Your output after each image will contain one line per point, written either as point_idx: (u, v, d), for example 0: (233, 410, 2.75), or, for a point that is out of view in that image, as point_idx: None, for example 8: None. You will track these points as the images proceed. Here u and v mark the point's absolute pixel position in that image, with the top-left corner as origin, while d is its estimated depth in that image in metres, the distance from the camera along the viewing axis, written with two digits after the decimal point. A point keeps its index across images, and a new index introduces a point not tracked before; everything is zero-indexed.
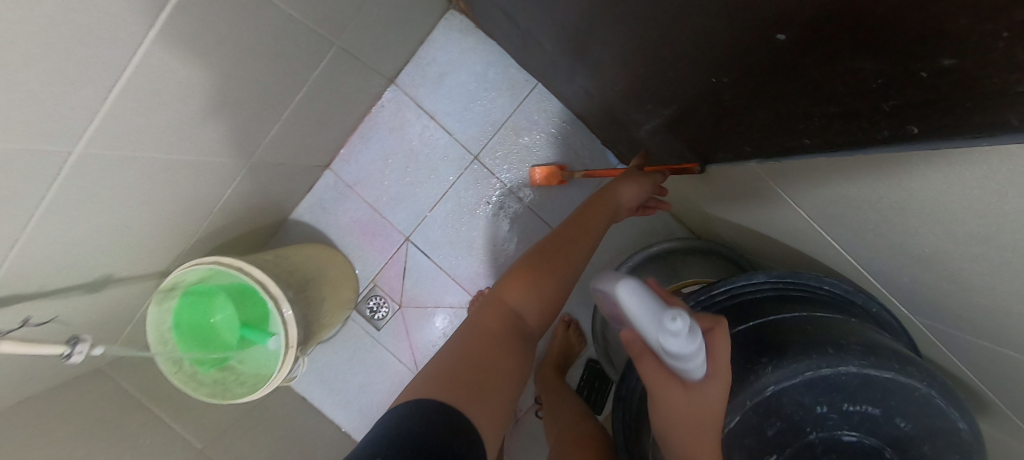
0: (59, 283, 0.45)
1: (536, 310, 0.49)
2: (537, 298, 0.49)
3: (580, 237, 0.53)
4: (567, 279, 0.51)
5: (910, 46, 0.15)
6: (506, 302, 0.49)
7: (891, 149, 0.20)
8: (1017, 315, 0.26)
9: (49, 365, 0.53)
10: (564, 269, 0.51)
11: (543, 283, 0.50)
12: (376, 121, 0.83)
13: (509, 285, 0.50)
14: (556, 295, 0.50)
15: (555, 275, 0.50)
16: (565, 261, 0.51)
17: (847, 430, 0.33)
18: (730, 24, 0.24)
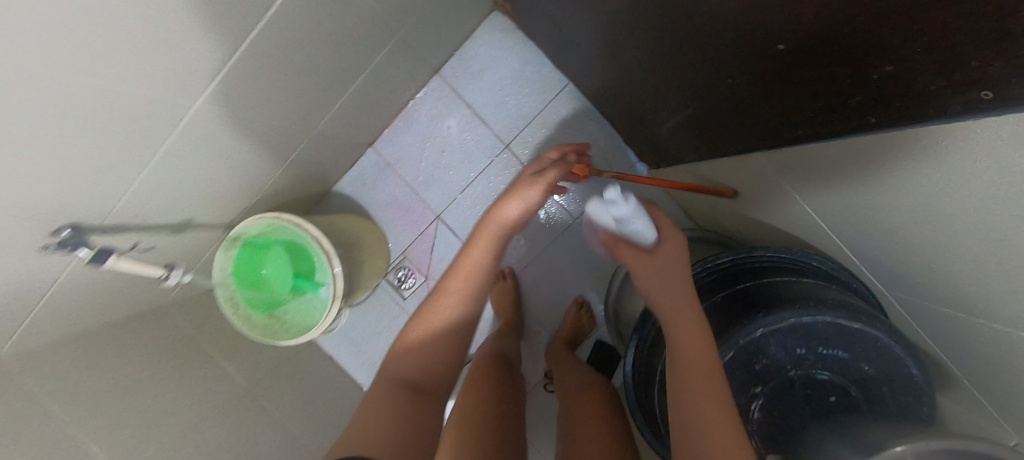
0: (153, 214, 0.54)
1: (446, 353, 0.55)
2: (444, 340, 0.55)
3: (466, 273, 0.59)
4: (461, 310, 0.57)
5: (877, 53, 0.21)
6: (416, 353, 0.53)
7: (855, 137, 0.27)
8: (950, 281, 0.33)
9: (121, 290, 0.63)
10: (461, 303, 0.57)
11: (442, 325, 0.56)
12: (419, 107, 0.91)
13: (414, 334, 0.55)
14: (462, 326, 0.57)
15: (449, 317, 0.56)
16: (455, 297, 0.57)
17: (821, 370, 0.39)
18: (754, 30, 0.30)
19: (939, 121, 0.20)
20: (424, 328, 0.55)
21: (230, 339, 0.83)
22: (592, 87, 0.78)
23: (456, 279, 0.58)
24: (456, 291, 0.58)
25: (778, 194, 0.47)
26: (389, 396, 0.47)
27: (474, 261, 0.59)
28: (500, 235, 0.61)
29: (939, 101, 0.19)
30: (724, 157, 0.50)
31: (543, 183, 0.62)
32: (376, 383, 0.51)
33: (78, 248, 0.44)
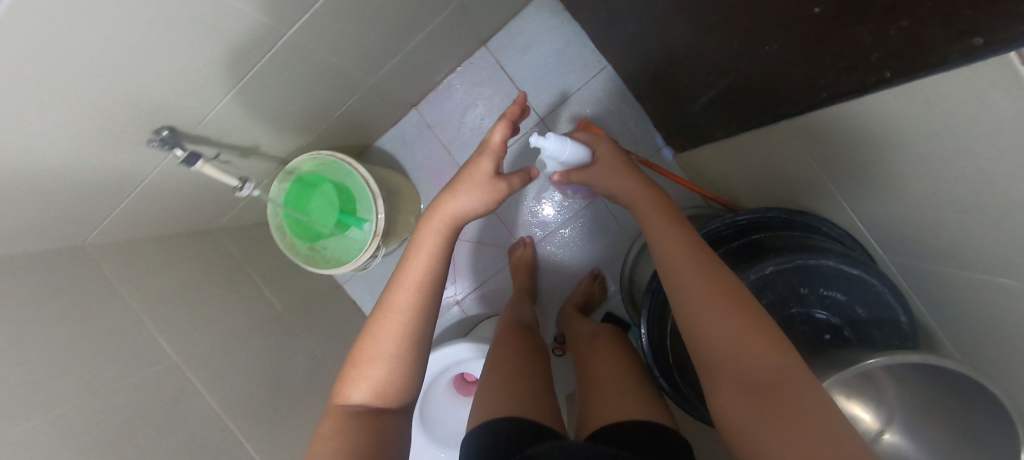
0: (232, 135, 0.61)
1: (401, 375, 0.51)
2: (396, 362, 0.50)
3: (409, 290, 0.52)
4: (410, 326, 0.51)
5: (892, 13, 0.25)
6: (371, 377, 0.50)
7: (873, 91, 0.31)
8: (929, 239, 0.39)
9: (186, 205, 0.71)
10: (410, 316, 0.51)
11: (391, 345, 0.50)
12: (464, 76, 0.99)
13: (363, 352, 0.51)
14: (418, 341, 0.52)
15: (397, 333, 0.51)
16: (400, 315, 0.51)
17: (819, 309, 0.46)
18: (781, 1, 0.34)
19: (944, 68, 0.25)
20: (373, 350, 0.50)
21: (269, 267, 0.93)
22: (628, 70, 0.84)
23: (399, 296, 0.52)
24: (399, 310, 0.51)
25: (788, 167, 0.53)
26: (345, 434, 0.45)
27: (418, 270, 0.53)
28: (443, 236, 0.56)
29: (944, 52, 0.24)
30: (750, 128, 0.54)
31: (494, 189, 0.56)
32: (329, 415, 0.48)
33: (174, 148, 0.52)
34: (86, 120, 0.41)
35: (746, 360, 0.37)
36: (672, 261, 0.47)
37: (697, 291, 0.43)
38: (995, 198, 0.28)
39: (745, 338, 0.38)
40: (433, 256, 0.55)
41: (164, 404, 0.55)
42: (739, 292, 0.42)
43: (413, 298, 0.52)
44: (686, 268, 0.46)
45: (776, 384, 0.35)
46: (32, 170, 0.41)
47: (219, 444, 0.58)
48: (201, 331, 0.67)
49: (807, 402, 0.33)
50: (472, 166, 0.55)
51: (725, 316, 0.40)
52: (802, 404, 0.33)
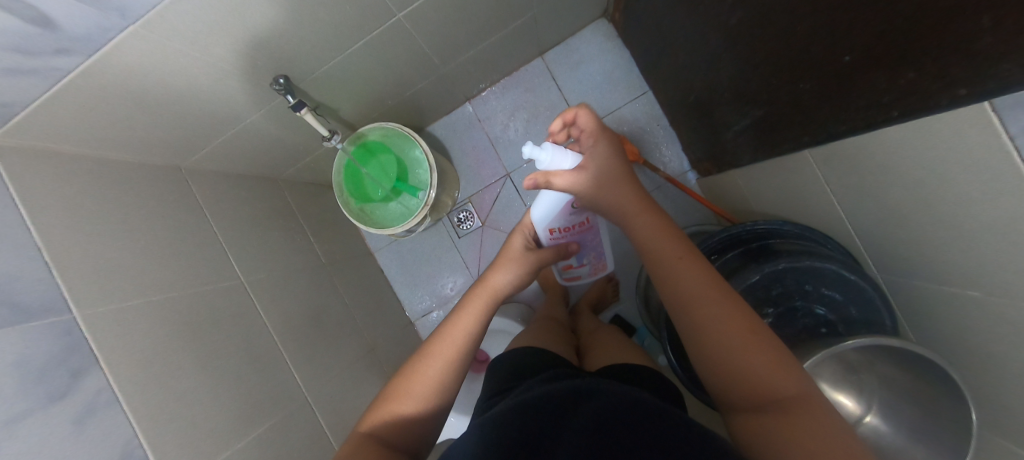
0: (328, 94, 0.71)
1: (431, 421, 0.46)
2: (430, 408, 0.46)
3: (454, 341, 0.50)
4: (447, 374, 0.48)
5: (905, 65, 0.33)
6: (399, 414, 0.45)
7: (883, 126, 0.39)
8: (909, 261, 0.47)
9: (267, 154, 0.82)
10: (449, 366, 0.48)
11: (430, 389, 0.46)
12: (518, 80, 1.09)
13: (396, 388, 0.47)
14: (450, 393, 0.48)
15: (432, 382, 0.47)
16: (443, 363, 0.48)
17: (819, 305, 0.56)
18: (819, 48, 0.42)
19: (939, 109, 0.32)
20: (406, 389, 0.46)
21: (316, 223, 1.02)
22: (669, 96, 0.93)
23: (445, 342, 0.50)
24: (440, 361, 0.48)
25: (802, 191, 0.61)
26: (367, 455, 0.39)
27: (463, 328, 0.51)
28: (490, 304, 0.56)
29: (938, 98, 0.32)
30: (777, 154, 0.62)
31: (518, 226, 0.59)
32: (349, 440, 0.43)
33: (287, 94, 0.61)
34: (232, 58, 0.52)
35: (757, 382, 0.37)
36: (681, 295, 0.46)
37: (726, 327, 0.41)
38: (968, 220, 0.35)
39: (756, 362, 0.38)
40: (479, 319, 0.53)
41: (231, 312, 0.63)
42: (750, 322, 0.41)
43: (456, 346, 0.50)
44: (697, 297, 0.44)
45: (789, 403, 0.35)
46: (169, 85, 0.51)
47: (271, 355, 0.67)
48: (261, 261, 0.76)
49: (819, 421, 0.32)
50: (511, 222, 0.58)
51: (739, 350, 0.39)
52: (812, 418, 0.33)
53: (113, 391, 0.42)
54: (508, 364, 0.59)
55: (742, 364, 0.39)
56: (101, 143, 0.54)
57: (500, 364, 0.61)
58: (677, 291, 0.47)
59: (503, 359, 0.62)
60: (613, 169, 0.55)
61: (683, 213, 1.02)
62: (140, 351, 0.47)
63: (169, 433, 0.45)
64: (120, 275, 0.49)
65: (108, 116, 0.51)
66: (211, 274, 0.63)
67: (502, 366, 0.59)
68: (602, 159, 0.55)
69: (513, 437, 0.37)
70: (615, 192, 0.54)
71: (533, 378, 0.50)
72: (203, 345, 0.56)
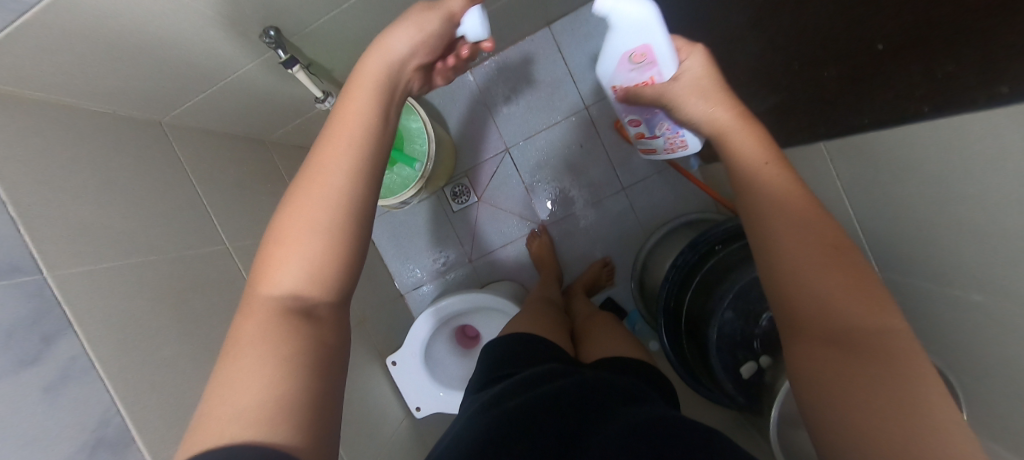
0: (322, 52, 0.66)
1: (353, 249, 0.33)
2: (341, 234, 0.32)
3: (342, 166, 0.33)
4: (349, 192, 0.33)
5: (943, 58, 0.31)
6: (295, 259, 0.30)
7: (911, 122, 0.37)
8: (914, 260, 0.46)
9: (254, 112, 0.77)
10: (347, 179, 0.33)
11: (320, 223, 0.31)
12: (522, 51, 1.04)
13: (280, 224, 0.32)
14: (364, 212, 0.34)
15: (331, 201, 0.32)
16: (333, 185, 0.32)
17: None
18: (851, 34, 0.40)
19: (976, 109, 0.30)
20: (294, 223, 0.31)
21: None
22: None
23: (327, 164, 0.33)
24: (323, 199, 0.32)
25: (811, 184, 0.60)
26: (270, 331, 0.27)
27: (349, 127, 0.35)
28: (377, 98, 0.39)
29: (976, 95, 0.30)
30: (790, 144, 0.60)
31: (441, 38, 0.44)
32: (245, 315, 0.29)
33: (277, 49, 0.56)
34: (216, 4, 0.47)
35: (834, 309, 0.28)
36: (758, 213, 0.36)
37: (799, 235, 0.32)
38: (985, 225, 0.35)
39: (841, 289, 0.28)
40: (366, 118, 0.37)
41: (217, 278, 0.61)
42: (833, 243, 0.31)
43: (346, 164, 0.33)
44: (779, 214, 0.34)
45: (867, 341, 0.26)
46: (144, 30, 0.46)
47: None
48: (249, 226, 0.74)
49: (916, 376, 0.24)
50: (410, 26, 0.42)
51: (810, 264, 0.30)
52: (899, 365, 0.24)
53: (88, 357, 0.40)
54: (498, 356, 0.58)
55: (810, 282, 0.30)
56: (72, 91, 0.49)
57: (491, 355, 0.59)
58: (755, 203, 0.36)
59: (492, 352, 0.60)
60: (702, 84, 0.50)
61: (683, 199, 1.02)
62: (117, 315, 0.45)
63: (150, 400, 0.45)
64: (95, 236, 0.46)
65: (80, 60, 0.46)
66: (194, 238, 0.60)
67: (493, 360, 0.58)
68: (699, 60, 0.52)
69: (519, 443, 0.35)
70: (699, 107, 0.49)
71: (522, 374, 0.48)
72: (188, 312, 0.54)
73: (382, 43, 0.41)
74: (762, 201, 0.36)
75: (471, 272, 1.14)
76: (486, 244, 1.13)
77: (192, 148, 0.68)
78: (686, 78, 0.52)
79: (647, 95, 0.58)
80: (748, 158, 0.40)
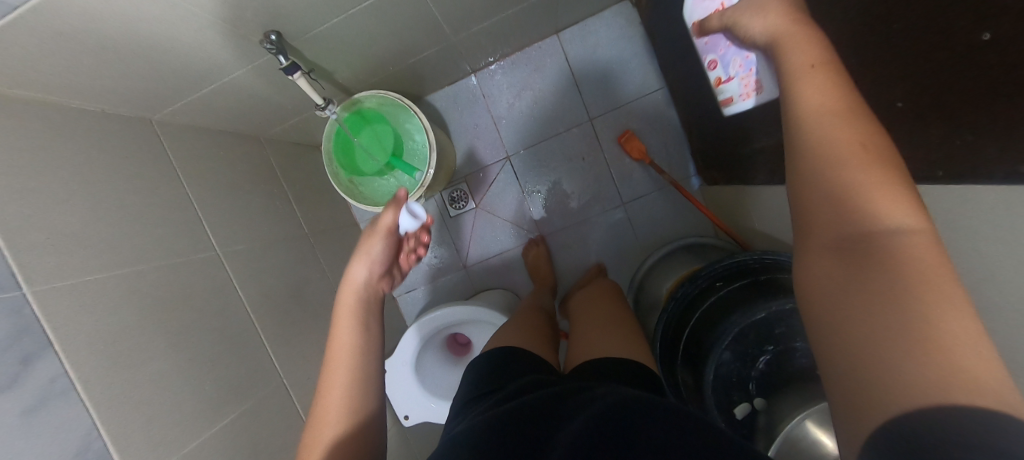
0: (323, 57, 0.64)
1: (366, 417, 0.44)
2: (353, 414, 0.43)
3: (336, 403, 0.44)
4: (356, 373, 0.47)
5: (961, 129, 0.31)
6: (325, 440, 0.42)
7: (925, 182, 0.38)
8: None
9: (249, 111, 0.74)
10: (353, 361, 0.48)
11: (337, 412, 0.43)
12: (529, 57, 1.02)
13: (313, 425, 0.44)
14: (369, 387, 0.46)
15: (339, 397, 0.45)
16: (342, 372, 0.47)
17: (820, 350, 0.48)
18: (873, 87, 0.39)
19: (994, 180, 0.30)
20: (323, 419, 0.43)
21: (301, 187, 0.96)
22: (686, 97, 0.89)
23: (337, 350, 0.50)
24: (334, 406, 0.44)
25: None
26: None
27: (343, 325, 0.52)
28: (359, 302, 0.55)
29: (991, 171, 0.30)
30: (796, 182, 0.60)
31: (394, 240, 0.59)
32: None
33: (278, 55, 0.54)
34: (216, 8, 0.44)
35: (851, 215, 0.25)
36: (786, 114, 0.32)
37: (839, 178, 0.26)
38: (992, 291, 0.35)
39: (859, 190, 0.25)
40: (354, 316, 0.53)
41: (206, 286, 0.59)
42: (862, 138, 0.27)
43: (348, 351, 0.49)
44: (807, 110, 0.30)
45: (881, 250, 0.23)
46: (139, 32, 0.44)
47: (249, 334, 0.63)
48: (242, 230, 0.71)
49: (934, 283, 0.21)
50: (366, 248, 0.58)
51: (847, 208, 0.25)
52: (913, 273, 0.21)
53: (69, 378, 0.39)
54: (491, 366, 0.57)
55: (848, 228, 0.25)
56: (60, 89, 0.47)
57: (484, 364, 0.59)
58: (787, 99, 0.32)
59: (485, 361, 0.60)
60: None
61: (682, 218, 1.02)
62: (101, 332, 0.43)
63: (136, 420, 0.43)
64: (78, 247, 0.44)
65: (70, 59, 0.44)
66: (184, 245, 0.58)
67: (486, 369, 0.57)
68: None
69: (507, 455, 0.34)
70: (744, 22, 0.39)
71: (516, 383, 0.49)
72: (176, 325, 0.52)
73: (348, 277, 0.57)
74: (791, 98, 0.32)
75: (466, 279, 1.13)
76: (481, 250, 1.12)
77: (184, 147, 0.65)
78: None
79: (711, 26, 0.46)
80: (787, 52, 0.34)
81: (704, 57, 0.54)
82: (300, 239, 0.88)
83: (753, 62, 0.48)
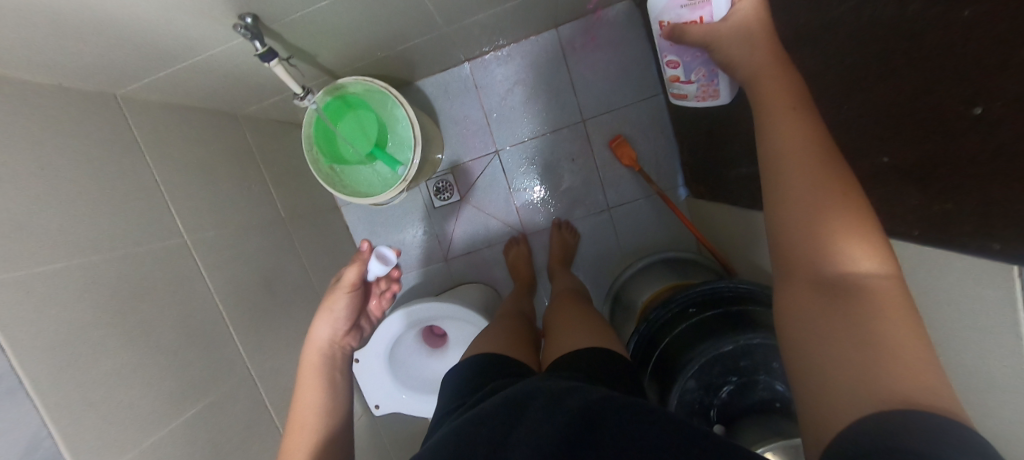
0: (306, 41, 0.61)
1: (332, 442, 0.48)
2: (318, 441, 0.47)
3: (304, 434, 0.48)
4: (322, 405, 0.51)
5: (942, 195, 0.31)
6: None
7: (900, 237, 0.38)
8: None
9: (223, 88, 0.70)
10: (321, 395, 0.52)
11: (304, 440, 0.47)
12: (526, 50, 0.99)
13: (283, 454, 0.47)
14: (336, 414, 0.51)
15: (308, 426, 0.49)
16: (309, 406, 0.51)
17: (779, 383, 0.50)
18: (863, 135, 0.39)
19: (964, 252, 0.31)
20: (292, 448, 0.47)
21: (278, 168, 0.92)
22: (681, 108, 0.88)
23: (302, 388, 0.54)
24: (303, 434, 0.48)
25: None
26: None
27: (311, 369, 0.56)
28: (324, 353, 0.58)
29: (967, 241, 0.30)
30: None
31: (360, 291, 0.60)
32: None
33: (254, 40, 0.51)
34: None
35: (824, 260, 0.29)
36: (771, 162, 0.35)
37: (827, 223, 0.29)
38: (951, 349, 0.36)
39: (832, 237, 0.29)
40: (320, 363, 0.57)
41: (171, 274, 0.57)
42: (841, 190, 0.30)
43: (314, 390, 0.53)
44: (789, 161, 0.33)
45: (855, 284, 0.27)
46: (95, 9, 0.40)
47: (215, 326, 0.61)
48: (211, 215, 0.68)
49: (896, 315, 0.25)
50: (331, 307, 0.59)
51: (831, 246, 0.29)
52: (877, 309, 0.25)
53: (14, 374, 0.37)
54: (465, 375, 0.58)
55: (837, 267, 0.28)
56: (9, 60, 0.42)
57: (460, 372, 0.60)
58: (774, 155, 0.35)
59: (461, 370, 0.60)
60: (751, 32, 0.47)
61: (667, 227, 1.02)
62: (51, 327, 0.41)
63: (85, 421, 0.42)
64: (28, 236, 0.42)
65: (24, 32, 0.40)
66: (147, 232, 0.55)
67: (462, 376, 0.58)
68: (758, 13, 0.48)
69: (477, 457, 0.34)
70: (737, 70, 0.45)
71: (488, 389, 0.49)
72: (136, 316, 0.50)
73: (312, 336, 0.59)
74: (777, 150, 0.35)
75: (448, 271, 1.12)
76: (465, 243, 1.11)
77: (151, 124, 0.61)
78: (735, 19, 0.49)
79: (693, 35, 0.53)
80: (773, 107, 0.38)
81: (666, 59, 0.63)
82: (277, 224, 0.86)
83: (713, 75, 0.60)
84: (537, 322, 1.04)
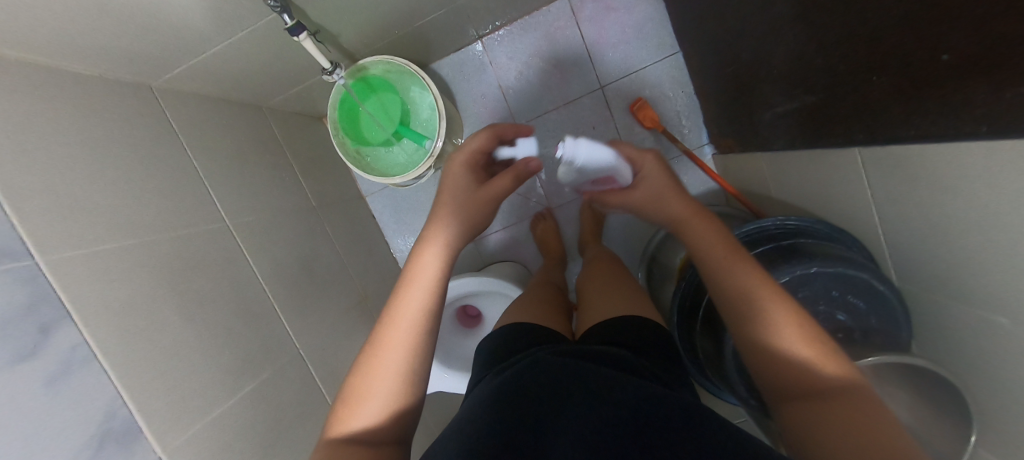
0: (330, 18, 0.61)
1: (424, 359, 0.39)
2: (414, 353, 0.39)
3: (401, 340, 0.38)
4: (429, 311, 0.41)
5: (1012, 78, 0.27)
6: (384, 376, 0.37)
7: (973, 139, 0.34)
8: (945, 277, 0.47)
9: (250, 78, 0.71)
10: (429, 297, 0.42)
11: (402, 354, 0.38)
12: (538, 22, 0.98)
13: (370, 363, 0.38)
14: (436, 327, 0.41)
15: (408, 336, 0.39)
16: (413, 316, 0.40)
17: (841, 313, 0.55)
18: (914, 38, 0.35)
19: None
20: (388, 354, 0.38)
21: (305, 158, 0.94)
22: (703, 63, 0.85)
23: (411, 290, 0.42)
24: (400, 342, 0.38)
25: (841, 189, 0.60)
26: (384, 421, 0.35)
27: (424, 274, 0.43)
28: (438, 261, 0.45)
29: None
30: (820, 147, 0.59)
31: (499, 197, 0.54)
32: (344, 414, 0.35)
33: (283, 14, 0.51)
34: None
35: (797, 374, 0.31)
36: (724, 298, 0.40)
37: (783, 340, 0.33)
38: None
39: (795, 351, 0.32)
40: (435, 270, 0.44)
41: (219, 257, 0.59)
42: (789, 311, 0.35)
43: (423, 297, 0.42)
44: (734, 292, 0.39)
45: (826, 388, 0.29)
46: None
47: (263, 305, 0.63)
48: (249, 201, 0.70)
49: (868, 409, 0.26)
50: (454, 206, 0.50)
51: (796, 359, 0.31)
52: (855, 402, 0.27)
53: (89, 347, 0.39)
54: (506, 340, 0.57)
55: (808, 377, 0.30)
56: (54, 51, 0.44)
57: (499, 338, 0.59)
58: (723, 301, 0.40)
59: (502, 334, 0.60)
60: (661, 192, 0.53)
61: (696, 188, 1.01)
62: (119, 302, 0.43)
63: (157, 390, 0.44)
64: (88, 218, 0.43)
65: (70, 20, 0.41)
66: (193, 216, 0.57)
67: (504, 340, 0.58)
68: (656, 166, 0.55)
69: (523, 404, 0.33)
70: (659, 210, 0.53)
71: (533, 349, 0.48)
72: (190, 295, 0.52)
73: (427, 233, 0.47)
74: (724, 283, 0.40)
75: (476, 252, 1.13)
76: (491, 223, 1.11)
77: (187, 115, 0.63)
78: (645, 188, 0.55)
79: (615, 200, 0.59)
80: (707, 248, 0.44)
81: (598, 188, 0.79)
82: (309, 212, 0.88)
83: None
84: (570, 294, 1.04)
